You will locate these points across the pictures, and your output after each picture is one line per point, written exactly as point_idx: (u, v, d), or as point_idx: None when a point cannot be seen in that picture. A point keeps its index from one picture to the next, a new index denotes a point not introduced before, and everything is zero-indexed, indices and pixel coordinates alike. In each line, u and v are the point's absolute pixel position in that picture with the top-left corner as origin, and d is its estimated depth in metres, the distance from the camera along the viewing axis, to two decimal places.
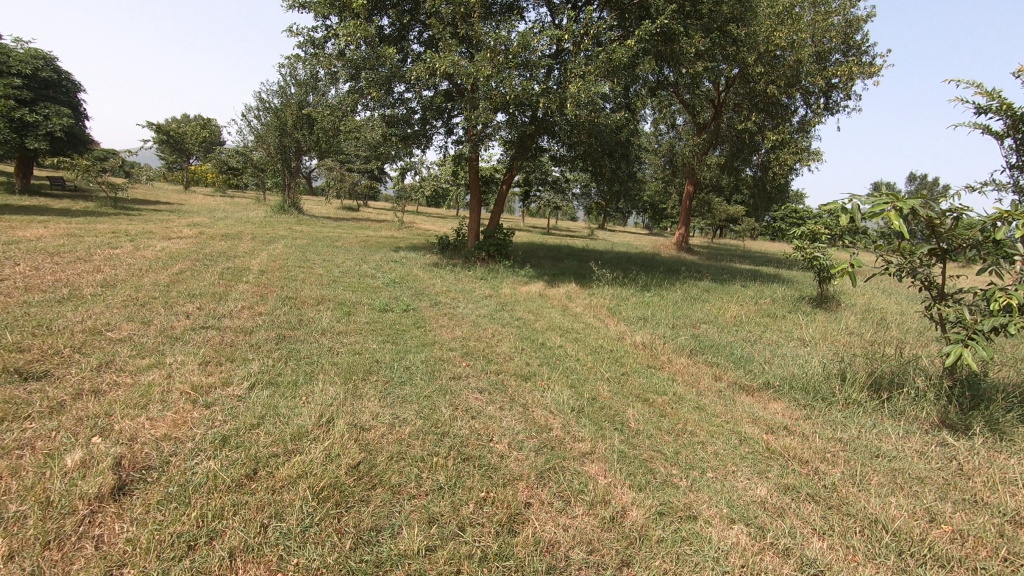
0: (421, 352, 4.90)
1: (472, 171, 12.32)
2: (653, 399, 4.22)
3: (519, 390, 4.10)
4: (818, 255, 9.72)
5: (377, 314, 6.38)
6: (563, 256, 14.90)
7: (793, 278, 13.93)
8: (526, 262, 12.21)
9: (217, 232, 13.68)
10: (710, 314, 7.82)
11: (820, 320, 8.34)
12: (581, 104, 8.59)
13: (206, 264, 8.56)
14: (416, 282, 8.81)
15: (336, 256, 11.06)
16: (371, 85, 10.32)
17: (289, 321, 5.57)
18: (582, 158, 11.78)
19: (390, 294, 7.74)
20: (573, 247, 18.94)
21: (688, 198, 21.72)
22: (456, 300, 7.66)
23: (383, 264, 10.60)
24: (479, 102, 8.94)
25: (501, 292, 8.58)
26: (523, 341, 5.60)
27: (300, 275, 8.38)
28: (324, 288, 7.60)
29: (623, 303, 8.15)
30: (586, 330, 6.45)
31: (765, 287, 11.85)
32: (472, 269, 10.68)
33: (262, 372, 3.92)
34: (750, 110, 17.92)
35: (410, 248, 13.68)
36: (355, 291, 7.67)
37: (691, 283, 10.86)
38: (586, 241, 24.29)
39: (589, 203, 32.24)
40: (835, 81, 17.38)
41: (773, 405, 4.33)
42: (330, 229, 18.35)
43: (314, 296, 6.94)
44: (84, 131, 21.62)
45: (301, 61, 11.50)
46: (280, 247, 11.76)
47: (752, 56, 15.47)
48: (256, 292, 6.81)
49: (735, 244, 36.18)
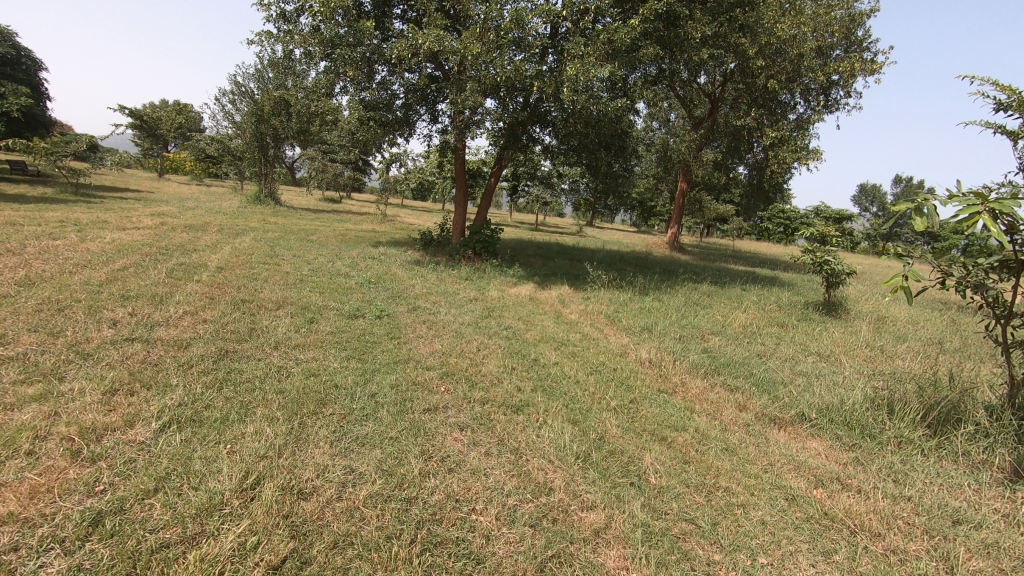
0: (391, 373, 4.09)
1: (458, 163, 11.47)
2: (672, 438, 3.46)
3: (510, 428, 3.31)
4: (828, 259, 9.05)
5: (344, 321, 5.55)
6: (553, 254, 14.14)
7: (793, 281, 13.33)
8: (515, 261, 11.40)
9: (181, 223, 12.70)
10: (717, 324, 7.11)
11: (833, 331, 7.68)
12: (579, 89, 7.82)
13: (157, 259, 7.64)
14: (394, 283, 7.98)
15: (308, 252, 10.17)
16: (348, 64, 9.42)
17: (237, 330, 4.72)
18: (576, 151, 10.99)
19: (364, 296, 6.92)
20: (563, 244, 18.17)
21: (681, 195, 21.06)
22: (438, 304, 6.85)
23: (359, 261, 9.74)
24: (465, 84, 8.12)
25: (488, 295, 7.80)
26: (513, 357, 4.82)
27: (263, 273, 7.52)
28: (288, 289, 6.73)
29: (621, 310, 7.40)
30: (585, 342, 5.69)
31: (767, 291, 11.20)
32: (456, 267, 9.86)
33: (183, 404, 3.09)
34: (748, 106, 17.27)
35: (391, 243, 12.80)
36: (324, 293, 6.83)
37: (691, 287, 10.16)
38: (576, 238, 23.58)
39: (579, 199, 31.52)
40: (836, 78, 16.80)
41: (814, 446, 3.60)
42: (308, 221, 17.37)
43: (274, 298, 6.10)
44: (44, 113, 20.33)
45: (273, 37, 10.54)
46: (248, 240, 10.83)
47: (752, 48, 14.86)
48: (207, 293, 5.95)
49: (725, 244, 35.76)
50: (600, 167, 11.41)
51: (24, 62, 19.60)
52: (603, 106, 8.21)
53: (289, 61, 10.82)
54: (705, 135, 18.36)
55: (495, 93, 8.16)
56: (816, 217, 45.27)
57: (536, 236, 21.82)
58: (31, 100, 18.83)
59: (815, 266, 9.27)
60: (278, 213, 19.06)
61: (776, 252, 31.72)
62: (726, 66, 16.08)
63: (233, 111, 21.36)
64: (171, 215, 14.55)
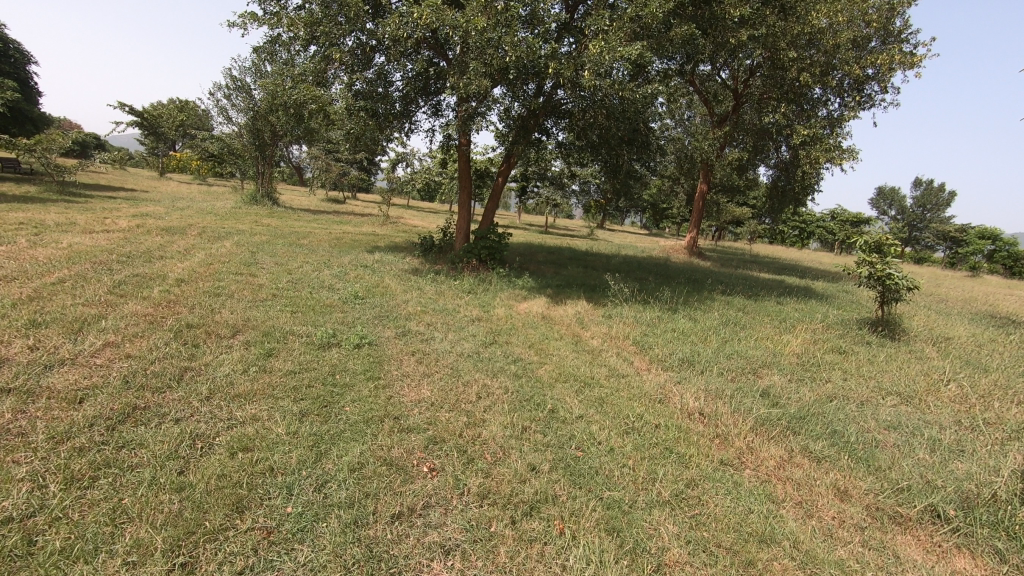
0: (356, 442, 2.97)
1: (462, 160, 10.35)
2: (763, 564, 2.32)
3: (520, 555, 2.19)
4: (891, 273, 7.70)
5: (312, 354, 4.43)
6: (566, 261, 13.02)
7: (830, 295, 12.11)
8: (524, 270, 10.28)
9: (160, 224, 11.69)
10: (766, 352, 5.94)
11: (900, 360, 6.48)
12: (603, 73, 6.72)
13: (110, 269, 6.60)
14: (385, 298, 6.89)
15: (293, 259, 9.12)
16: (336, 48, 8.32)
17: (162, 373, 3.62)
18: (596, 144, 9.84)
19: (346, 316, 5.82)
20: (575, 249, 17.04)
21: (700, 198, 19.85)
22: (433, 327, 5.73)
23: (349, 270, 8.66)
24: (468, 68, 7.00)
25: (495, 313, 6.68)
26: (523, 410, 3.69)
27: (231, 287, 6.43)
28: (254, 307, 5.66)
29: (651, 334, 6.25)
30: (615, 382, 4.55)
31: (807, 306, 9.98)
32: (458, 278, 8.75)
33: (11, 524, 2.00)
34: (777, 101, 16.00)
35: (389, 248, 11.73)
36: (299, 311, 5.74)
37: (723, 302, 9.00)
38: (588, 242, 22.46)
39: (590, 201, 30.33)
40: (872, 71, 15.52)
41: (970, 571, 2.44)
42: (303, 223, 16.35)
43: (231, 321, 5.01)
44: (33, 108, 19.49)
45: (258, 20, 9.47)
46: (229, 245, 9.80)
47: (783, 39, 13.70)
48: (148, 314, 4.86)
49: (740, 248, 34.50)
50: (621, 166, 10.25)
51: (13, 56, 18.71)
52: (629, 94, 7.09)
53: (276, 47, 9.79)
54: (728, 133, 17.16)
55: (503, 80, 7.06)
56: (833, 220, 43.97)
57: (545, 240, 20.69)
58: (17, 93, 17.97)
59: (872, 280, 7.95)
60: (274, 214, 18.04)
61: (794, 257, 30.35)
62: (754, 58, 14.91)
63: (229, 107, 20.39)
64: (154, 216, 13.56)
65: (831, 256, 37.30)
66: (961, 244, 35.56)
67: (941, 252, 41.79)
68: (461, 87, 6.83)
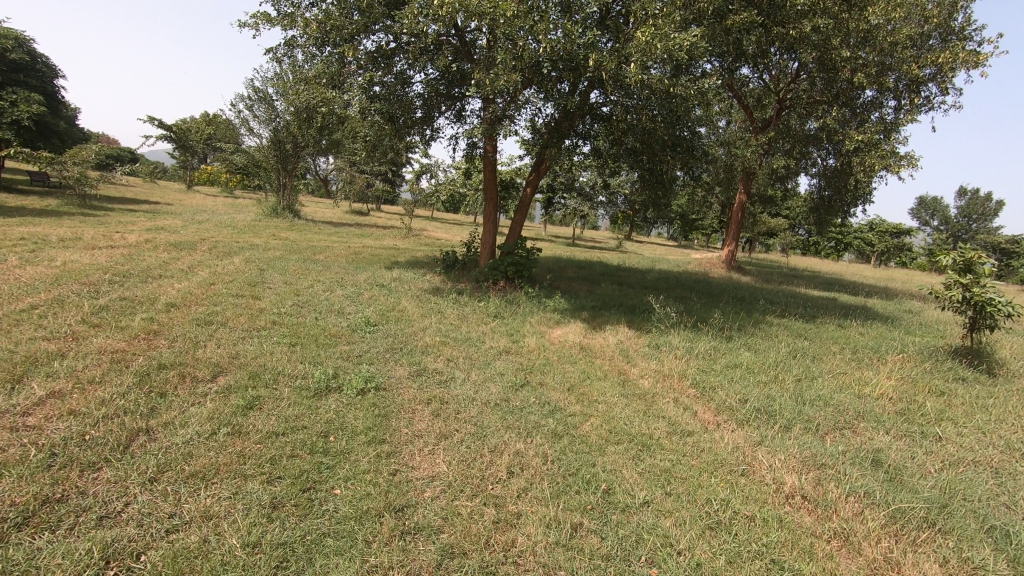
0: (342, 562, 2.10)
1: (488, 168, 9.54)
2: None
3: None
4: (988, 298, 6.56)
5: (304, 404, 3.59)
6: (599, 277, 12.07)
7: (894, 317, 10.92)
8: (555, 288, 9.39)
9: (171, 238, 11.12)
10: (854, 397, 4.89)
11: (1014, 404, 5.35)
12: (651, 66, 5.82)
13: (96, 292, 5.91)
14: (400, 325, 6.07)
15: (305, 277, 8.42)
16: (350, 48, 7.63)
17: (103, 439, 2.81)
18: (636, 148, 8.95)
19: (353, 348, 5.00)
20: (606, 263, 16.05)
21: (739, 209, 18.72)
22: (454, 363, 4.87)
23: (363, 290, 7.90)
24: (495, 63, 6.20)
25: (525, 344, 5.77)
26: (569, 494, 2.78)
27: (226, 313, 5.67)
28: (248, 339, 4.88)
29: (710, 372, 5.28)
30: (680, 445, 3.59)
31: (875, 331, 8.83)
32: (483, 299, 7.88)
33: None
34: (824, 105, 14.88)
35: (409, 264, 10.97)
36: (298, 343, 4.94)
37: (782, 327, 7.94)
38: (618, 256, 21.50)
39: (617, 212, 29.37)
40: (931, 71, 14.28)
41: None
42: (323, 236, 15.79)
43: (214, 359, 4.21)
44: (60, 122, 19.48)
45: (271, 21, 8.87)
46: (238, 261, 9.13)
47: (835, 36, 12.63)
48: (117, 351, 4.09)
49: (775, 260, 32.97)
50: (664, 173, 9.33)
51: (41, 70, 18.70)
52: (679, 91, 6.19)
53: (288, 51, 9.16)
54: (770, 140, 16.05)
55: (536, 78, 6.25)
56: (872, 231, 42.10)
57: (574, 253, 19.73)
58: (43, 107, 17.94)
59: (963, 304, 6.81)
60: (294, 227, 17.53)
61: (835, 272, 28.78)
62: (801, 59, 13.84)
63: (251, 118, 20.06)
64: (169, 230, 13.08)
65: (871, 269, 35.49)
66: (1013, 255, 33.45)
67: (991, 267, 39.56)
68: (487, 85, 6.02)
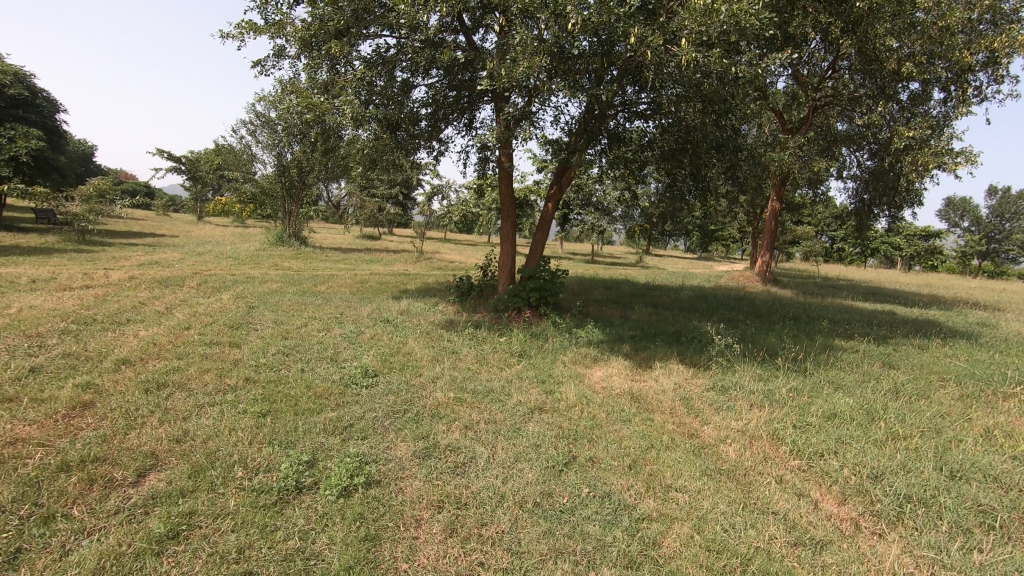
0: None
1: (504, 181, 8.44)
2: None
3: None
4: None
5: (256, 527, 2.46)
6: (630, 299, 10.91)
7: (970, 333, 9.59)
8: (585, 315, 8.25)
9: (159, 274, 10.20)
10: (1017, 463, 3.61)
11: None
12: (705, 43, 4.71)
13: (37, 347, 4.89)
14: (405, 374, 4.94)
15: (299, 314, 7.38)
16: (340, 47, 6.61)
17: None
18: (672, 150, 7.84)
19: (341, 415, 3.86)
20: (631, 282, 14.90)
21: (772, 217, 17.46)
22: (472, 432, 3.72)
23: (366, 327, 6.82)
24: (511, 50, 5.15)
25: (562, 395, 4.60)
26: None
27: (190, 369, 4.60)
28: (209, 409, 3.78)
29: (808, 430, 4.04)
30: (818, 573, 2.39)
31: (965, 354, 7.52)
32: (505, 333, 6.75)
33: None
34: (865, 101, 13.69)
35: (419, 293, 9.89)
36: (271, 411, 3.81)
37: (861, 356, 6.69)
38: (642, 272, 20.34)
39: (635, 227, 28.32)
40: (984, 57, 13.01)
41: None
42: (329, 264, 14.87)
43: (145, 448, 3.09)
44: (60, 157, 18.97)
45: (258, 31, 7.98)
46: (226, 298, 8.13)
47: (879, 25, 11.48)
48: (14, 442, 3.01)
49: (802, 270, 31.50)
50: (706, 178, 8.19)
51: (42, 104, 18.26)
52: (738, 72, 5.06)
53: (278, 61, 8.24)
54: (805, 142, 14.86)
55: (560, 68, 5.23)
56: (900, 235, 40.45)
57: (595, 271, 18.59)
58: (41, 142, 17.41)
59: None
60: (300, 255, 16.66)
61: (869, 280, 27.27)
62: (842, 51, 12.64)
63: (254, 143, 19.41)
64: (163, 264, 12.21)
65: (905, 275, 33.73)
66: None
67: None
68: (502, 77, 4.97)
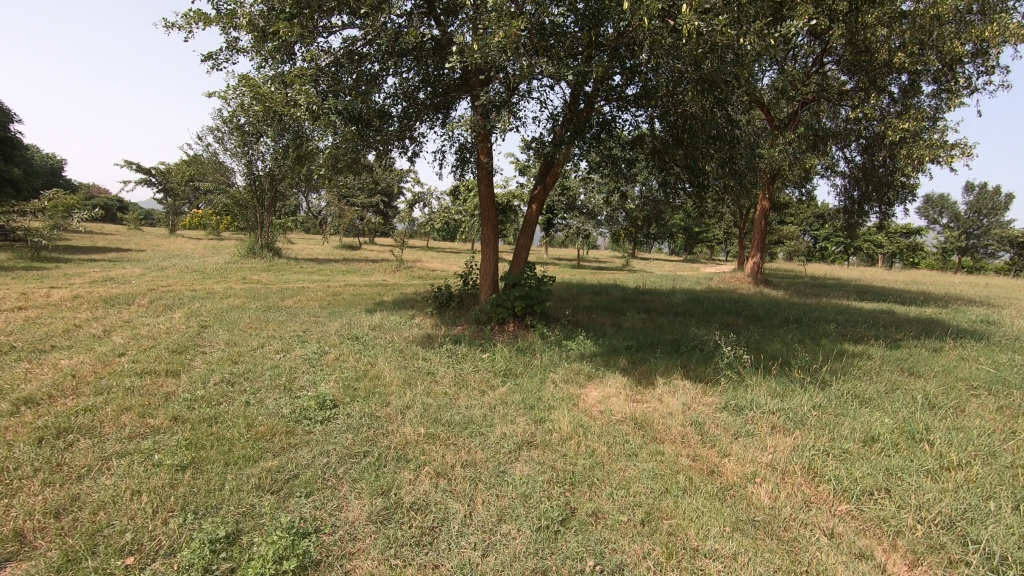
0: None
1: (484, 179, 7.75)
2: None
3: None
4: None
5: None
6: (622, 305, 10.28)
7: (977, 332, 9.13)
8: (575, 325, 7.59)
9: (109, 291, 9.33)
10: None
11: None
12: (708, 11, 4.08)
13: None
14: (370, 404, 4.22)
15: (257, 333, 6.61)
16: (295, 30, 5.90)
17: None
18: (664, 144, 7.27)
19: (284, 464, 3.13)
20: (620, 287, 14.33)
21: (761, 216, 17.02)
22: (446, 482, 3.01)
23: (331, 346, 6.08)
24: (483, 24, 4.48)
25: (555, 424, 3.90)
26: None
27: (107, 407, 3.84)
28: (115, 462, 3.03)
29: (847, 460, 3.40)
30: None
31: (982, 356, 6.99)
32: (488, 348, 6.05)
33: None
34: (855, 95, 13.30)
35: (396, 305, 9.16)
36: (194, 462, 3.07)
37: (877, 363, 6.11)
38: (629, 276, 19.82)
39: (620, 231, 27.83)
40: (974, 47, 12.68)
41: None
42: (302, 276, 14.05)
43: (8, 528, 2.35)
44: (14, 170, 17.90)
45: (208, 20, 7.24)
46: (177, 316, 7.32)
47: (870, 14, 11.06)
48: None
49: (789, 269, 31.31)
50: (700, 174, 7.61)
51: None
52: (744, 46, 4.45)
53: (231, 55, 7.50)
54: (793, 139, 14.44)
55: (543, 42, 4.69)
56: (882, 233, 40.59)
57: (582, 276, 18.00)
58: None
59: None
60: (272, 267, 15.82)
61: (856, 278, 27.09)
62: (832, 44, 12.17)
63: (222, 151, 18.53)
64: (118, 280, 11.32)
65: (888, 273, 33.75)
66: None
67: (1008, 255, 38.31)
68: (475, 55, 4.31)
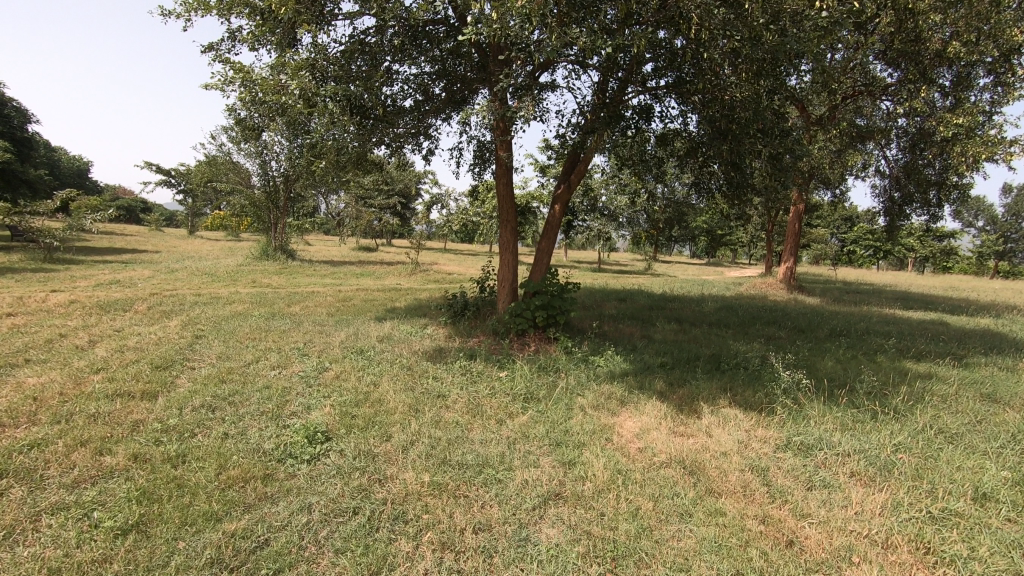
0: None
1: (501, 175, 7.08)
2: None
3: None
4: None
5: None
6: (651, 314, 9.56)
7: None
8: (602, 337, 6.89)
9: (108, 296, 8.88)
10: None
11: None
12: None
13: None
14: (368, 436, 3.60)
15: (255, 345, 6.05)
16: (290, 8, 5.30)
17: None
18: (703, 139, 6.56)
19: (252, 525, 2.52)
20: (646, 292, 13.60)
21: (795, 219, 16.11)
22: (453, 558, 2.36)
23: (333, 362, 5.49)
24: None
25: (587, 469, 3.22)
26: None
27: (57, 441, 3.26)
28: (41, 523, 2.43)
29: (964, 531, 2.67)
30: None
31: None
32: (507, 366, 5.41)
33: None
34: (903, 88, 12.38)
35: (409, 312, 8.56)
36: (139, 525, 2.46)
37: (953, 387, 5.33)
38: (653, 281, 19.06)
39: (643, 233, 27.03)
40: None
41: None
42: (314, 280, 13.58)
43: None
44: (29, 170, 17.75)
45: (205, 6, 6.70)
46: (172, 325, 6.81)
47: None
48: None
49: (818, 273, 30.17)
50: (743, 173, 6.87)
51: (8, 114, 17.08)
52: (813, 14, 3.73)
53: (231, 43, 6.98)
54: (832, 136, 13.57)
55: (572, 13, 4.12)
56: (915, 237, 39.07)
57: (604, 280, 17.28)
58: (5, 154, 16.20)
59: None
60: (285, 270, 15.41)
61: (890, 283, 25.94)
62: (878, 33, 11.25)
63: (235, 152, 18.18)
64: (123, 283, 10.91)
65: (922, 278, 32.39)
66: None
67: None
68: None
